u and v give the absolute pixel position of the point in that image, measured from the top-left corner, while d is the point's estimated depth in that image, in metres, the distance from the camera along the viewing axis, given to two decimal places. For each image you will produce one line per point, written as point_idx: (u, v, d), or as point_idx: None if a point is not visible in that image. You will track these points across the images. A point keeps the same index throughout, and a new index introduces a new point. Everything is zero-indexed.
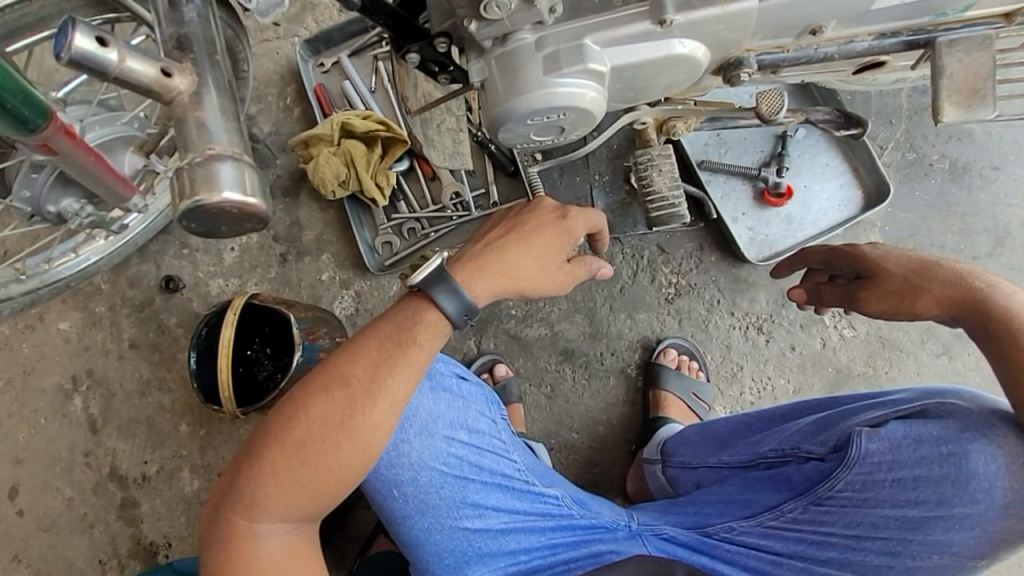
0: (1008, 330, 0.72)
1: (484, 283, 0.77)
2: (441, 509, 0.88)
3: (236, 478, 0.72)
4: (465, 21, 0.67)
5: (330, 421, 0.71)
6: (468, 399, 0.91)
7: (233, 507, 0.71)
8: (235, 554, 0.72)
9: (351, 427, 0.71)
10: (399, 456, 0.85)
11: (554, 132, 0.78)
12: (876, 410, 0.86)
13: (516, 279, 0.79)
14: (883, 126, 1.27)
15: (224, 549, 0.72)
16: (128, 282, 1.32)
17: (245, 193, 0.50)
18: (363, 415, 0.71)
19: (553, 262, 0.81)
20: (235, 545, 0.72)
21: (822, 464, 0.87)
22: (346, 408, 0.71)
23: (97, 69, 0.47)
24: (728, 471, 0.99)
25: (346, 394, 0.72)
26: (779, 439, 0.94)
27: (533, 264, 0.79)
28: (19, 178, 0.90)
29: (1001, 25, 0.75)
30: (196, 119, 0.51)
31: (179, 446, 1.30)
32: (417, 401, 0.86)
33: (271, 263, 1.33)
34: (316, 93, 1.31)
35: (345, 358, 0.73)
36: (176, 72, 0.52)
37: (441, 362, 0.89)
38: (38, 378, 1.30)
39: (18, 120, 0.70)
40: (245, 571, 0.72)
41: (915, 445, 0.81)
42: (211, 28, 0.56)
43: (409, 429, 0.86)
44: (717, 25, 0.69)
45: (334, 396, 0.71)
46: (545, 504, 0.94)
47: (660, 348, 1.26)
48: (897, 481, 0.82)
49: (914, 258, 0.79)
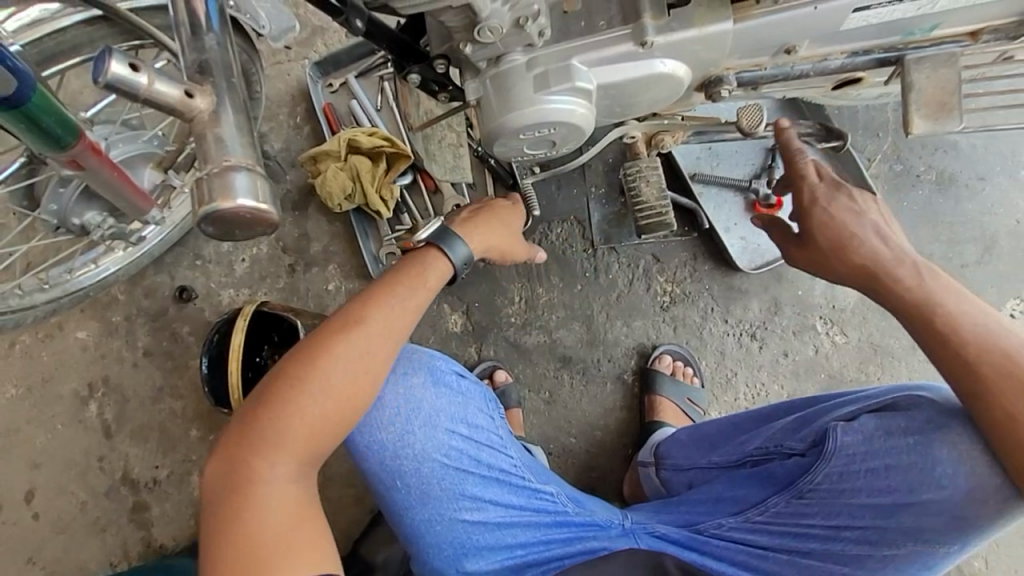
0: (919, 308, 0.75)
1: (477, 235, 0.89)
2: (442, 500, 0.92)
3: (252, 415, 0.73)
4: (461, 44, 0.73)
5: (341, 357, 0.75)
6: (468, 395, 0.94)
7: (246, 453, 0.72)
8: (248, 495, 0.71)
9: (368, 360, 0.76)
10: (403, 446, 0.88)
11: (546, 146, 0.84)
12: (852, 406, 0.89)
13: (497, 237, 0.93)
14: (870, 138, 1.31)
15: (234, 499, 0.71)
16: (144, 292, 1.39)
17: (258, 200, 0.48)
18: (379, 350, 0.77)
19: (516, 230, 0.97)
20: (248, 486, 0.71)
21: (802, 459, 0.90)
22: (363, 343, 0.76)
23: (128, 93, 0.46)
24: (718, 471, 1.02)
25: (363, 331, 0.76)
26: (764, 437, 0.97)
27: (506, 228, 0.95)
28: (47, 193, 0.95)
29: (968, 43, 0.79)
30: (215, 135, 0.49)
31: (190, 451, 1.37)
32: (420, 395, 0.89)
33: (280, 273, 1.39)
34: (324, 111, 1.38)
35: (360, 300, 0.78)
36: (198, 93, 0.50)
37: (442, 360, 0.92)
38: (56, 385, 1.37)
39: (51, 138, 0.71)
40: (254, 512, 0.71)
41: (886, 436, 0.83)
42: (230, 55, 0.54)
43: (413, 422, 0.88)
44: (696, 46, 0.74)
45: (344, 333, 0.76)
46: (541, 500, 0.97)
47: (656, 354, 1.29)
48: (872, 472, 0.84)
49: (847, 229, 0.79)
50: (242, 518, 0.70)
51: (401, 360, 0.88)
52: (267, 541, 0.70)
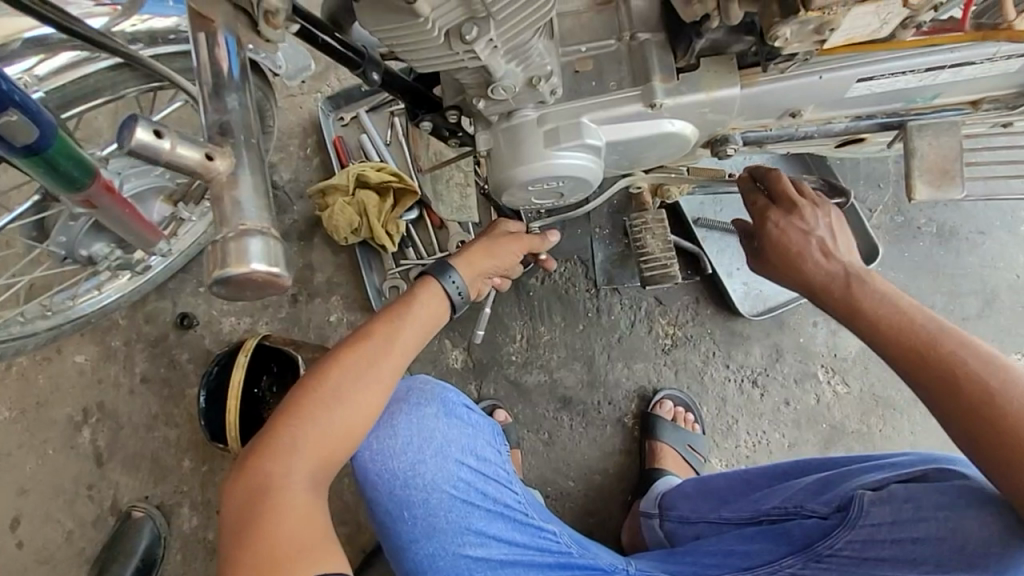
0: (859, 317, 0.77)
1: (464, 265, 0.88)
2: (447, 534, 0.90)
3: (267, 430, 0.75)
4: (475, 99, 0.74)
5: (361, 369, 0.78)
6: (477, 426, 0.94)
7: (265, 463, 0.73)
8: (261, 507, 0.71)
9: (372, 372, 0.78)
10: (414, 475, 0.88)
11: (554, 197, 0.85)
12: (878, 473, 0.88)
13: (486, 263, 0.91)
14: (871, 190, 1.33)
15: (250, 509, 0.72)
16: (145, 318, 1.40)
17: (270, 263, 0.48)
18: (383, 363, 0.79)
19: (509, 249, 0.94)
20: (262, 498, 0.72)
21: (823, 522, 0.88)
22: (369, 357, 0.79)
23: (151, 158, 0.46)
24: (729, 526, 1.00)
25: (370, 346, 0.79)
26: (782, 497, 0.96)
27: (496, 252, 0.92)
28: (57, 226, 0.96)
29: (969, 111, 0.81)
30: (232, 197, 0.50)
31: (181, 481, 1.36)
32: (433, 425, 0.89)
33: (283, 303, 1.40)
34: (334, 144, 1.41)
35: (369, 321, 0.82)
36: (218, 155, 0.50)
37: (453, 391, 0.93)
38: (50, 409, 1.37)
39: (66, 178, 0.71)
40: (266, 526, 0.71)
41: (915, 509, 0.81)
42: (251, 116, 0.55)
43: (426, 451, 0.89)
44: (703, 109, 0.76)
45: (364, 346, 0.79)
46: (545, 539, 0.95)
47: (657, 399, 1.28)
48: (897, 542, 0.82)
49: (793, 245, 0.83)
50: (254, 530, 0.71)
51: (414, 393, 0.90)
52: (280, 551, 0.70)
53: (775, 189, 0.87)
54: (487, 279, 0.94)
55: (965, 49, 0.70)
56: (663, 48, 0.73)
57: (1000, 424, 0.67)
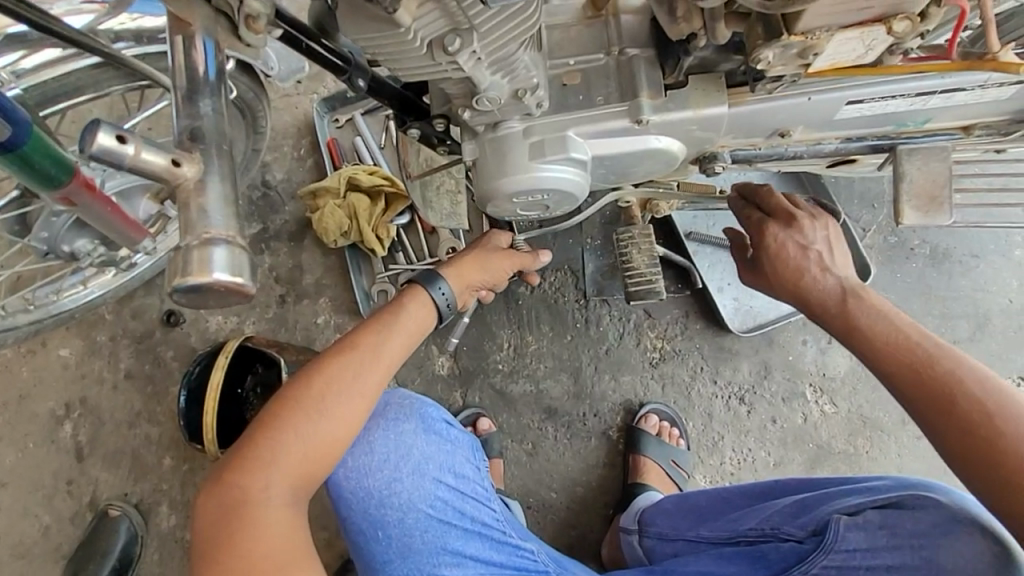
0: (859, 333, 0.75)
1: (454, 273, 0.89)
2: (422, 555, 0.89)
3: (245, 443, 0.73)
4: (460, 109, 0.73)
5: (343, 381, 0.76)
6: (456, 443, 0.94)
7: (241, 479, 0.71)
8: (237, 523, 0.69)
9: (356, 383, 0.77)
10: (389, 494, 0.88)
11: (540, 209, 0.84)
12: (852, 497, 0.87)
13: (474, 274, 0.92)
14: (866, 209, 1.32)
15: (225, 526, 0.70)
16: (131, 314, 1.40)
17: (235, 273, 0.47)
18: (368, 374, 0.78)
19: (497, 263, 0.95)
20: (238, 513, 0.70)
21: (799, 546, 0.86)
22: (353, 367, 0.77)
23: (114, 164, 0.46)
24: (707, 545, 0.99)
25: (354, 357, 0.78)
26: (759, 518, 0.94)
27: (484, 264, 0.93)
28: (39, 221, 0.95)
29: (960, 136, 0.80)
30: (198, 205, 0.49)
31: (162, 479, 1.35)
32: (412, 442, 0.89)
33: (270, 303, 1.39)
34: (328, 146, 1.41)
35: (353, 330, 0.81)
36: (185, 161, 0.49)
37: (434, 407, 0.93)
38: (33, 402, 1.37)
39: (43, 176, 0.70)
40: (242, 542, 0.69)
41: (889, 535, 0.81)
42: (225, 122, 0.55)
43: (404, 469, 0.88)
44: (691, 126, 0.75)
45: (347, 358, 0.78)
46: (522, 557, 0.94)
47: (642, 413, 1.27)
48: (870, 570, 0.81)
49: (794, 262, 0.81)
50: (229, 548, 0.68)
51: (394, 408, 0.89)
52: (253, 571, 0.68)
53: (768, 205, 0.87)
54: (475, 291, 0.95)
55: (955, 76, 0.69)
56: (652, 64, 0.72)
57: (996, 452, 0.64)
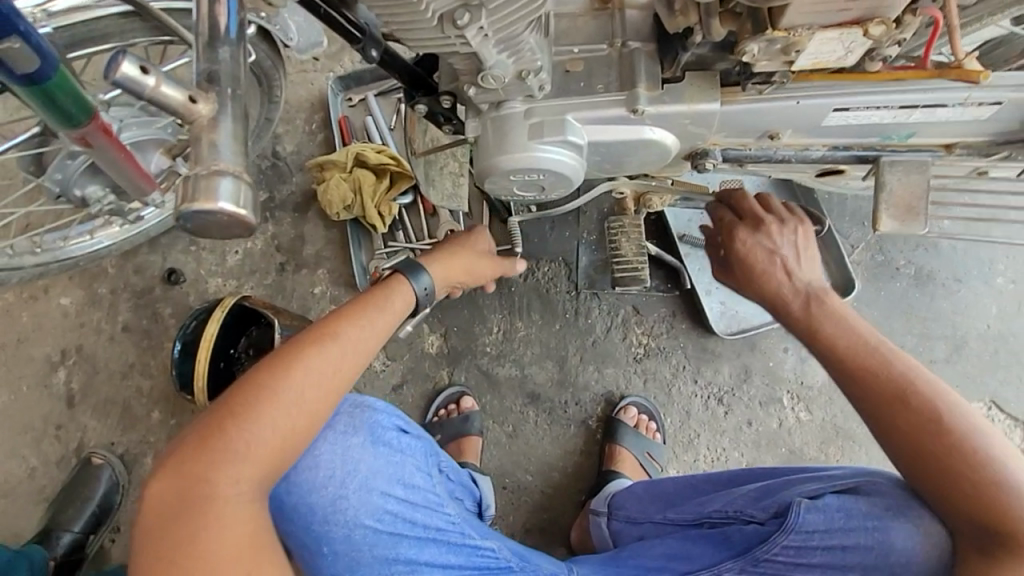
0: (823, 343, 0.79)
1: (440, 269, 0.96)
2: (373, 567, 0.88)
3: (207, 437, 0.68)
4: (465, 86, 0.77)
5: (325, 368, 0.74)
6: (405, 452, 0.92)
7: (207, 471, 0.67)
8: (201, 523, 0.66)
9: (336, 378, 0.75)
10: (335, 511, 0.85)
11: (536, 190, 0.88)
12: (813, 483, 0.90)
13: (459, 273, 1.00)
14: (856, 226, 1.35)
15: (185, 526, 0.66)
16: (134, 269, 1.43)
17: (237, 204, 0.50)
18: (348, 369, 0.76)
19: (479, 266, 1.04)
20: (202, 512, 0.66)
21: (761, 527, 0.88)
22: (334, 361, 0.75)
23: (135, 93, 0.49)
24: (673, 528, 1.01)
25: (334, 350, 0.76)
26: (724, 502, 0.96)
27: (469, 265, 1.02)
28: (54, 162, 0.98)
29: (942, 154, 0.84)
30: (209, 140, 0.52)
31: (149, 432, 1.38)
32: (359, 456, 0.87)
33: (270, 270, 1.43)
34: (339, 123, 1.44)
35: (329, 321, 0.79)
36: (201, 99, 0.53)
37: (384, 414, 0.91)
38: (29, 346, 1.40)
39: (64, 114, 0.73)
40: (203, 543, 0.66)
41: (845, 518, 0.82)
42: (241, 69, 0.58)
43: (349, 484, 0.86)
44: (684, 120, 0.78)
45: (327, 351, 0.75)
46: (482, 557, 0.95)
47: (621, 405, 1.30)
48: (828, 549, 0.82)
49: (756, 265, 0.86)
50: (189, 550, 0.65)
51: (342, 419, 0.87)
52: (221, 562, 0.66)
53: (741, 209, 0.92)
54: (454, 288, 1.03)
55: (935, 91, 0.73)
56: (651, 59, 0.76)
57: (941, 452, 0.71)
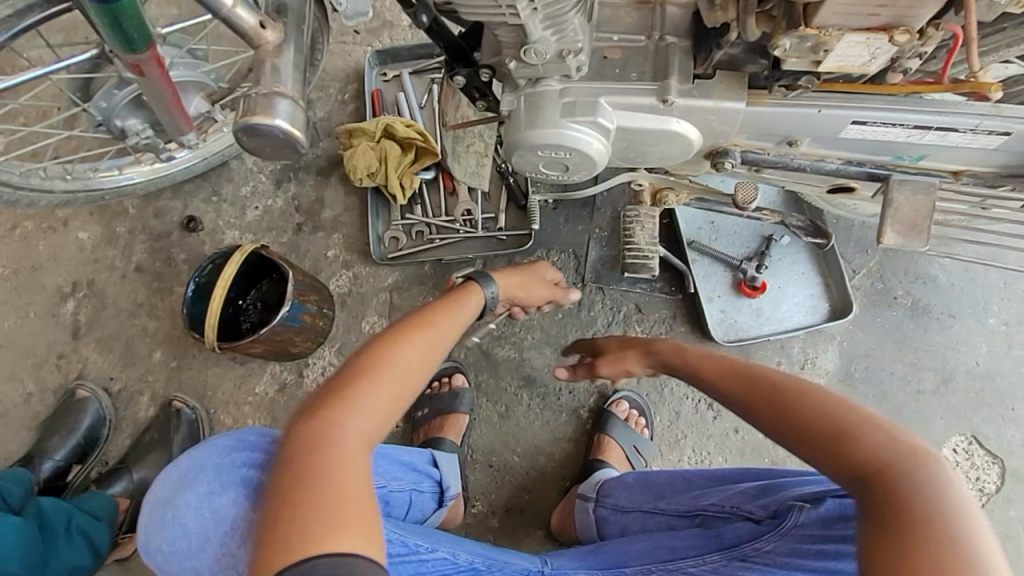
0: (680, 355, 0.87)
1: (503, 278, 1.06)
2: None
3: (331, 396, 0.70)
4: (508, 59, 0.81)
5: (436, 343, 0.81)
6: None
7: (335, 423, 0.67)
8: (324, 473, 0.63)
9: (436, 347, 0.82)
10: (224, 569, 0.80)
11: (560, 169, 0.92)
12: (815, 485, 0.88)
13: (518, 287, 1.09)
14: (859, 253, 1.39)
15: (308, 479, 0.62)
16: (154, 212, 1.46)
17: (293, 125, 0.54)
18: (440, 338, 0.83)
19: (536, 289, 1.13)
20: (326, 462, 0.64)
21: (756, 526, 0.87)
22: (436, 334, 0.83)
23: (212, 8, 0.53)
24: (663, 518, 1.03)
25: (437, 326, 0.83)
26: (720, 497, 0.96)
27: (527, 285, 1.11)
28: (101, 91, 1.02)
29: (949, 180, 0.88)
30: (273, 64, 0.56)
31: (148, 372, 1.40)
32: (235, 510, 0.80)
33: (287, 229, 1.46)
34: (372, 95, 1.49)
35: (427, 310, 0.87)
36: (270, 27, 0.57)
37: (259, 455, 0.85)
38: (42, 275, 1.43)
39: (126, 39, 0.76)
40: (330, 494, 0.61)
41: (843, 521, 0.79)
42: (307, 6, 0.61)
43: (233, 541, 0.79)
44: (709, 116, 0.82)
45: (429, 326, 0.82)
46: (430, 566, 0.90)
47: (614, 398, 1.33)
48: (822, 553, 0.80)
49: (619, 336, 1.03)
50: (314, 502, 0.60)
51: (206, 476, 0.82)
52: (337, 509, 0.60)
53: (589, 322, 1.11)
54: (513, 303, 1.12)
55: (951, 114, 0.77)
56: (685, 54, 0.81)
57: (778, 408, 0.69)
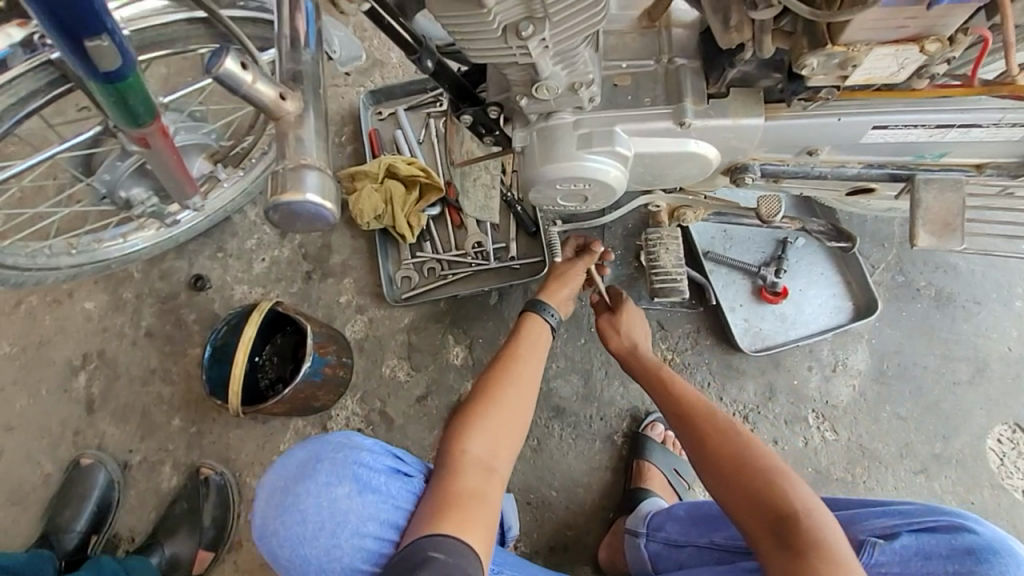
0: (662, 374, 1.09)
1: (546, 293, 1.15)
2: None
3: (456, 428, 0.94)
4: (518, 97, 0.80)
5: (530, 377, 1.02)
6: (396, 497, 0.88)
7: (459, 448, 0.91)
8: (458, 484, 0.87)
9: (525, 384, 1.01)
10: (330, 560, 0.82)
11: (578, 200, 0.90)
12: (886, 518, 0.88)
13: (561, 283, 1.15)
14: (875, 248, 1.38)
15: (448, 491, 0.86)
16: (160, 274, 1.44)
17: (325, 197, 0.52)
18: (533, 378, 1.02)
19: (575, 268, 1.16)
20: (456, 477, 0.87)
21: None
22: (526, 373, 1.02)
23: (232, 87, 0.51)
24: (721, 552, 1.01)
25: (526, 365, 1.03)
26: None
27: (565, 274, 1.16)
28: (104, 164, 1.00)
29: (973, 173, 0.87)
30: (296, 136, 0.54)
31: (167, 439, 1.37)
32: (348, 505, 0.84)
33: (296, 278, 1.44)
34: (369, 135, 1.47)
35: (514, 350, 1.06)
36: (290, 97, 0.55)
37: (369, 454, 0.90)
38: (51, 350, 1.40)
39: (131, 115, 0.74)
40: (463, 500, 0.85)
41: (923, 561, 0.82)
42: (320, 71, 0.61)
43: (341, 533, 0.82)
44: (728, 134, 0.81)
45: (519, 366, 1.02)
46: None
47: (648, 421, 1.31)
48: None
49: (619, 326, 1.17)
50: (453, 506, 0.84)
51: (325, 466, 0.86)
52: (470, 508, 0.84)
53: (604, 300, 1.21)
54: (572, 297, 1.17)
55: (973, 111, 0.76)
56: (697, 75, 0.79)
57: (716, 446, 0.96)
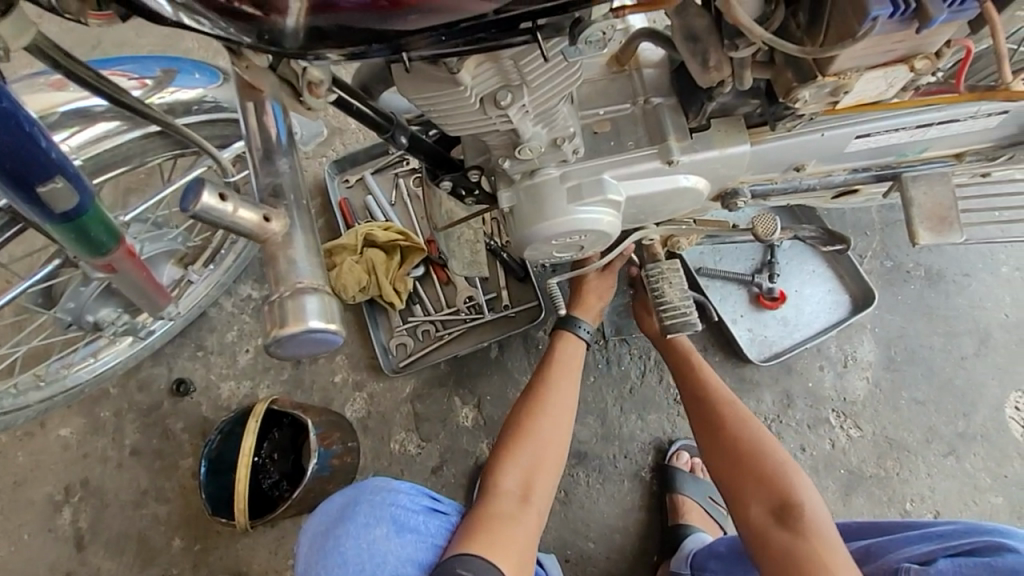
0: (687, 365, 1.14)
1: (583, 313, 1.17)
2: None
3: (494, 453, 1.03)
4: (499, 159, 0.77)
5: (562, 402, 1.07)
6: (433, 537, 0.90)
7: (492, 472, 0.99)
8: (488, 506, 0.94)
9: (557, 406, 1.07)
10: None
11: (574, 250, 0.87)
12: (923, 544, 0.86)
13: (595, 301, 1.17)
14: (860, 237, 1.40)
15: (479, 514, 0.93)
16: (139, 385, 1.34)
17: (328, 320, 0.48)
18: (568, 400, 1.08)
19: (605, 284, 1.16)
20: (487, 499, 0.95)
21: None
22: (562, 396, 1.08)
23: (214, 221, 0.47)
24: None
25: (560, 387, 1.09)
26: None
27: (600, 291, 1.17)
28: (66, 291, 0.94)
29: (954, 163, 0.88)
30: (287, 257, 0.50)
31: (171, 563, 1.26)
32: (385, 547, 0.84)
33: (285, 365, 1.36)
34: (340, 205, 1.43)
35: (548, 370, 1.11)
36: (274, 216, 0.51)
37: (406, 496, 0.91)
38: (28, 489, 1.28)
39: (94, 245, 0.68)
40: (492, 521, 0.92)
41: None
42: (302, 178, 0.57)
43: None
44: (716, 164, 0.80)
45: (551, 390, 1.08)
46: None
47: (673, 451, 1.27)
48: None
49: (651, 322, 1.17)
50: (481, 527, 0.91)
51: (362, 511, 0.86)
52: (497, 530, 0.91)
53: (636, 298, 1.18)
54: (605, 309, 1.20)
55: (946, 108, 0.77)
56: (675, 111, 0.78)
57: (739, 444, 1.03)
